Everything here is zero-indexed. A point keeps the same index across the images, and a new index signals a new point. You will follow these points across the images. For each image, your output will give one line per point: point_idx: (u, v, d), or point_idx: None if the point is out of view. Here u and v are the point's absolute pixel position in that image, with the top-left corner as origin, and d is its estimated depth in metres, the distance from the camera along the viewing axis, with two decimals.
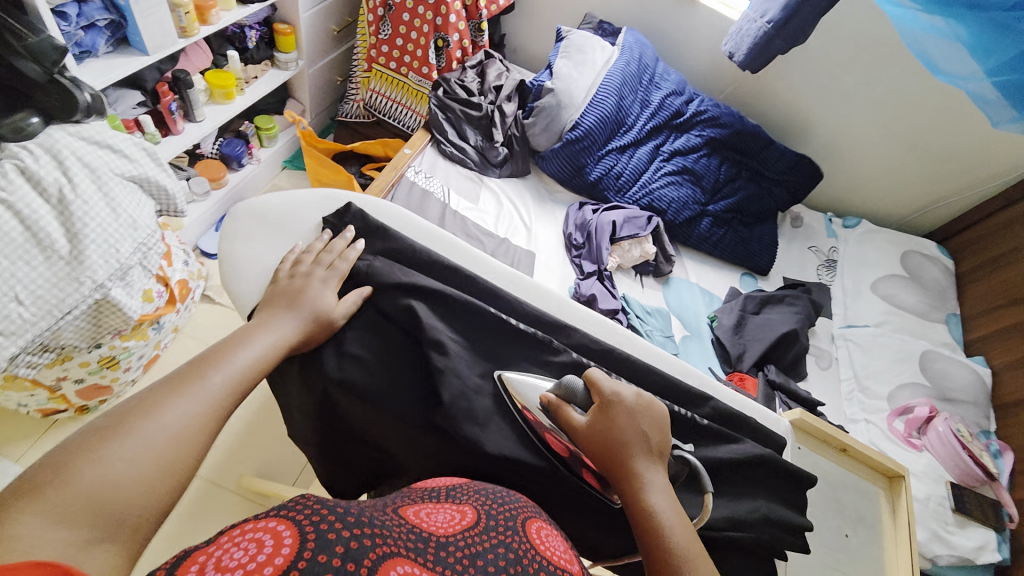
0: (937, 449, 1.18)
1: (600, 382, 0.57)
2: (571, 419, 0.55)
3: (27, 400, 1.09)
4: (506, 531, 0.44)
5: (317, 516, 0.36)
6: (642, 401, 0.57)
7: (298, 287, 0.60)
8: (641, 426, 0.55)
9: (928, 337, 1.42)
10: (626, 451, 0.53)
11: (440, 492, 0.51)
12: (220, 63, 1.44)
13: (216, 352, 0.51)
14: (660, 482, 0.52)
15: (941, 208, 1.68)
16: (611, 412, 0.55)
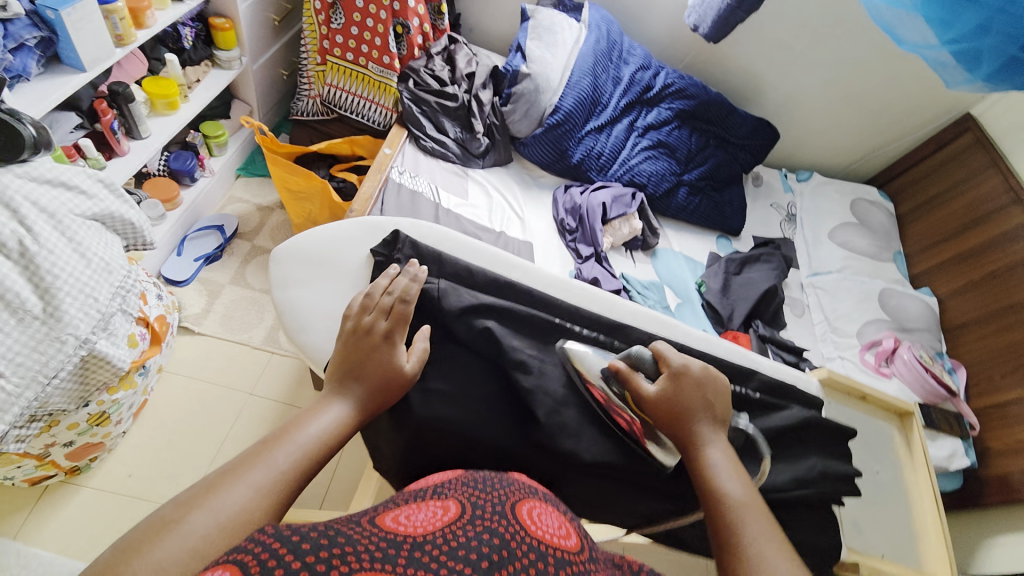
0: (904, 375, 1.35)
1: (669, 355, 0.65)
2: (640, 385, 0.63)
3: (12, 472, 0.97)
4: (493, 518, 0.44)
5: (265, 554, 0.33)
6: (708, 373, 0.64)
7: (365, 348, 0.62)
8: (705, 395, 0.62)
9: (883, 275, 1.58)
10: (690, 412, 0.61)
11: (426, 491, 0.50)
12: (157, 69, 1.30)
13: (281, 433, 0.52)
14: (715, 443, 0.60)
15: (880, 156, 1.84)
16: (677, 379, 0.63)
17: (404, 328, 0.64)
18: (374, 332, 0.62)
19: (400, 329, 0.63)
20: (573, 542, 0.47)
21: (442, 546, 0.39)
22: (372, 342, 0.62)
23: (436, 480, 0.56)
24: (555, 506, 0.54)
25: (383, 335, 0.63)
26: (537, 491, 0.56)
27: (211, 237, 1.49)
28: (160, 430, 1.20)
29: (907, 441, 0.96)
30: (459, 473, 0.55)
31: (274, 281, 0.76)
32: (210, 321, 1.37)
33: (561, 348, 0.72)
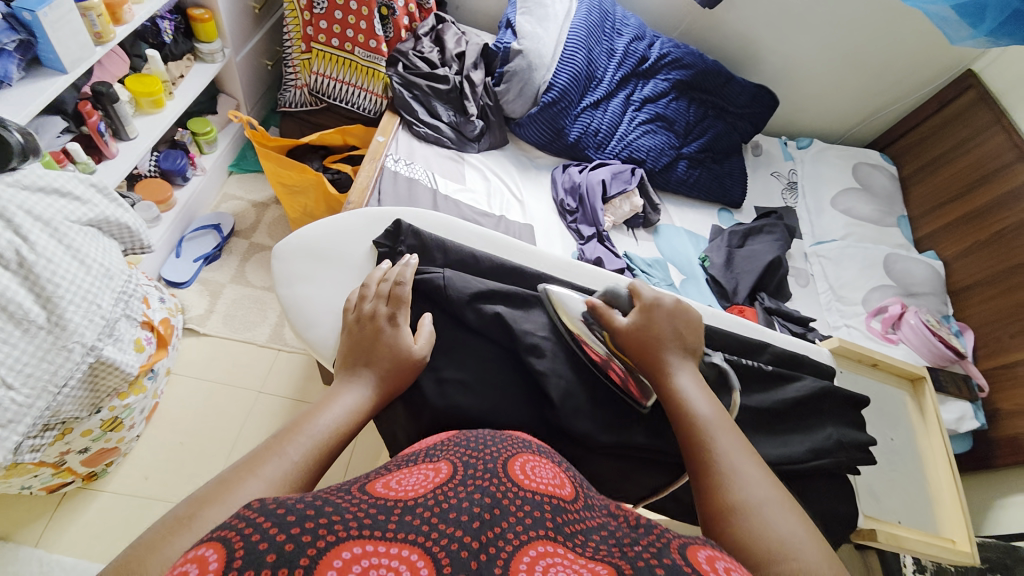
0: (912, 340, 1.35)
1: (642, 290, 0.68)
2: (613, 319, 0.67)
3: (30, 481, 0.97)
4: (484, 476, 0.46)
5: (253, 526, 0.34)
6: (680, 305, 0.67)
7: (369, 335, 0.62)
8: (676, 325, 0.65)
9: (887, 241, 1.56)
10: (660, 340, 0.63)
11: (421, 455, 0.53)
12: (138, 66, 1.26)
13: (293, 426, 0.51)
14: (685, 369, 0.61)
15: (881, 118, 1.80)
16: (649, 312, 0.66)
17: (406, 310, 0.65)
18: (376, 317, 0.64)
19: (402, 311, 0.65)
20: (567, 491, 0.49)
21: (432, 509, 0.40)
22: (375, 328, 0.63)
23: (428, 443, 0.58)
24: (549, 457, 0.56)
25: (386, 320, 0.64)
26: (530, 444, 0.57)
27: (207, 236, 1.48)
28: (173, 431, 1.21)
29: (920, 405, 0.98)
30: (453, 435, 0.57)
31: (278, 279, 0.75)
32: (214, 322, 1.36)
33: (542, 290, 0.75)
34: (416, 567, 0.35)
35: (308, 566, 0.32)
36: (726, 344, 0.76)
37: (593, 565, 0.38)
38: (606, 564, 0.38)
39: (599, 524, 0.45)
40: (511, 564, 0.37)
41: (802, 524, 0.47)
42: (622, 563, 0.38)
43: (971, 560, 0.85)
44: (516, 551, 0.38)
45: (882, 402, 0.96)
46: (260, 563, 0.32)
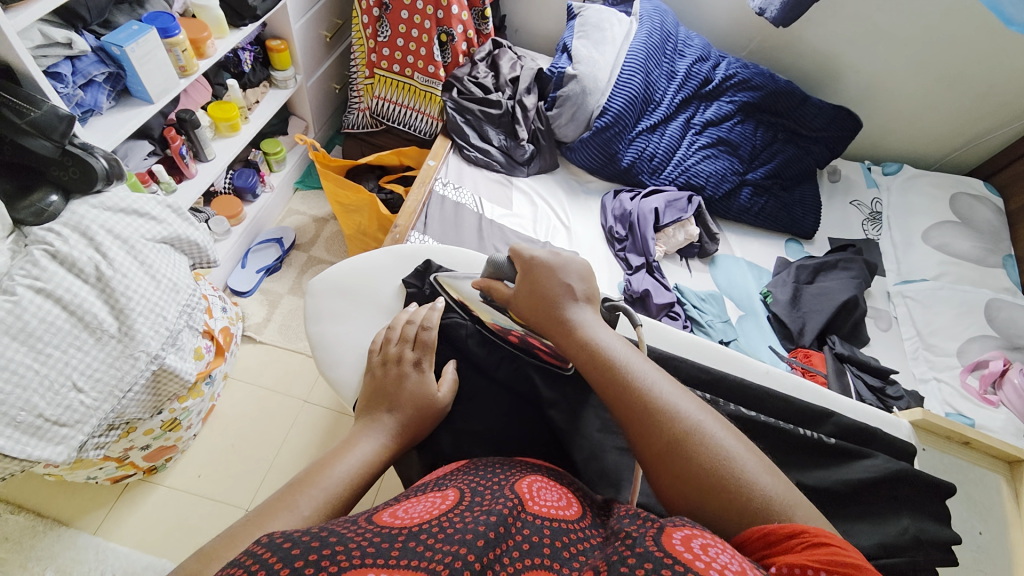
0: (1015, 403, 1.15)
1: (520, 250, 0.67)
2: (502, 291, 0.68)
3: (96, 472, 1.07)
4: (493, 501, 0.42)
5: (251, 562, 0.32)
6: (559, 256, 0.65)
7: (394, 378, 0.63)
8: (562, 280, 0.63)
9: (990, 284, 1.36)
10: (551, 298, 0.62)
11: (430, 484, 0.50)
12: (220, 93, 1.38)
13: (307, 477, 0.49)
14: (588, 319, 0.60)
15: (987, 142, 1.58)
16: (530, 271, 0.65)
17: (432, 354, 0.66)
18: (404, 361, 0.65)
19: (430, 356, 0.66)
20: (572, 511, 0.46)
21: (438, 533, 0.36)
22: (401, 371, 0.64)
23: (440, 472, 0.54)
24: (559, 480, 0.53)
25: (412, 363, 0.64)
26: (539, 469, 0.54)
27: (271, 249, 1.58)
28: (224, 434, 1.28)
29: (1016, 492, 0.83)
30: (462, 465, 0.53)
31: (310, 314, 0.78)
32: (269, 331, 1.44)
33: (431, 280, 0.78)
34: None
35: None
36: (785, 412, 0.70)
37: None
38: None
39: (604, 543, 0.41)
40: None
41: (738, 441, 0.49)
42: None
43: None
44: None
45: (971, 483, 0.82)
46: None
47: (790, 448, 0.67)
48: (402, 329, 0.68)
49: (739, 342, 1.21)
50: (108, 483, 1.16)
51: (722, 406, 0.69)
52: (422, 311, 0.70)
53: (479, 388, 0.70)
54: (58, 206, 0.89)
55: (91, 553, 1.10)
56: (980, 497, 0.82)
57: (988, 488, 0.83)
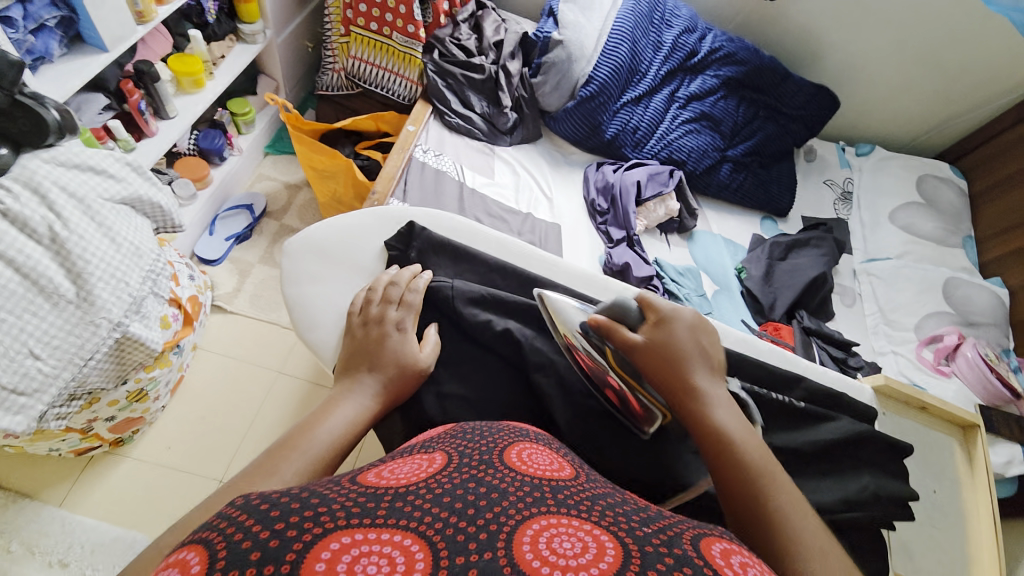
0: (965, 374, 1.23)
1: (656, 303, 0.63)
2: (626, 337, 0.60)
3: (58, 444, 1.03)
4: (481, 465, 0.41)
5: (232, 527, 0.30)
6: (699, 320, 0.63)
7: (375, 341, 0.63)
8: (699, 344, 0.60)
9: (948, 263, 1.42)
10: (690, 361, 0.58)
11: (416, 447, 0.49)
12: (181, 46, 1.29)
13: (287, 442, 0.49)
14: (720, 394, 0.57)
15: (954, 126, 1.64)
16: (666, 327, 0.60)
17: (413, 315, 0.66)
18: (385, 323, 0.64)
19: (411, 318, 0.66)
20: (567, 472, 0.44)
21: (425, 495, 0.36)
22: (383, 333, 0.63)
23: (426, 436, 0.54)
24: (548, 445, 0.50)
25: (394, 325, 0.64)
26: (528, 433, 0.51)
27: (240, 216, 1.51)
28: (194, 405, 1.25)
29: (969, 456, 0.89)
30: (449, 428, 0.53)
31: (287, 277, 0.75)
32: (241, 301, 1.39)
33: (536, 294, 0.67)
34: (412, 555, 0.30)
35: (292, 565, 0.28)
36: (758, 377, 0.73)
37: (599, 536, 0.33)
38: (611, 536, 0.33)
39: (606, 496, 0.40)
40: (513, 539, 0.32)
41: None
42: (628, 538, 0.33)
43: None
44: (517, 526, 0.33)
45: (925, 445, 0.88)
46: (241, 565, 0.28)
47: (763, 411, 0.70)
48: (382, 292, 0.68)
49: (714, 315, 1.25)
50: (71, 456, 1.12)
51: None
52: (403, 276, 0.70)
53: (461, 355, 0.70)
54: (8, 159, 0.79)
55: (55, 527, 1.06)
56: (931, 458, 0.88)
57: (940, 450, 0.89)
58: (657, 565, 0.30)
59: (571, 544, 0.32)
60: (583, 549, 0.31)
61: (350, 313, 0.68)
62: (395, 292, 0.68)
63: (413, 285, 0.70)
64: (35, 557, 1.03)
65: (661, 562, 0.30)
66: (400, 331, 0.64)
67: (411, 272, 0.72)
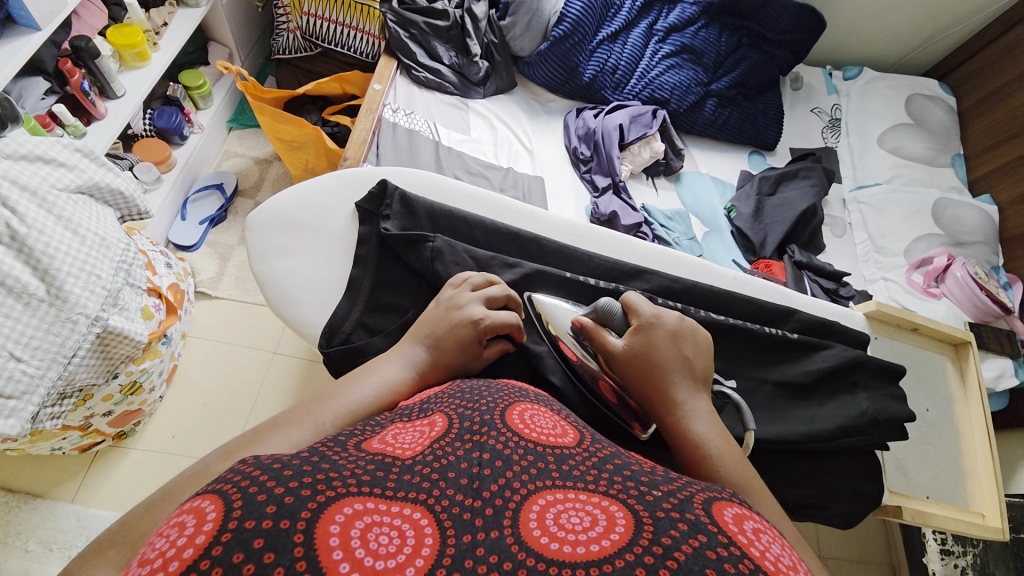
0: (955, 294, 1.24)
1: (639, 306, 0.58)
2: (607, 341, 0.57)
3: (60, 443, 1.02)
4: (482, 428, 0.40)
5: (247, 481, 0.30)
6: (684, 325, 0.58)
7: (448, 328, 0.60)
8: (683, 351, 0.55)
9: (938, 184, 1.40)
10: (669, 371, 0.53)
11: (414, 409, 0.48)
12: (119, 16, 1.19)
13: (333, 394, 0.53)
14: (699, 406, 0.53)
15: (944, 39, 1.57)
16: (648, 333, 0.56)
17: (494, 317, 0.61)
18: (462, 315, 0.61)
19: (490, 319, 0.61)
20: (570, 438, 0.42)
21: (430, 465, 0.35)
22: (453, 324, 0.60)
23: (421, 396, 0.53)
24: (549, 406, 0.49)
25: (468, 318, 0.60)
26: (528, 394, 0.50)
27: (211, 197, 1.45)
28: (193, 393, 1.24)
29: (961, 371, 0.92)
30: (446, 388, 0.52)
31: (256, 253, 0.73)
32: (224, 285, 1.36)
33: (527, 296, 0.69)
34: (422, 531, 0.30)
35: (307, 523, 0.27)
36: (749, 313, 0.73)
37: (608, 507, 0.33)
38: (621, 506, 0.33)
39: (614, 459, 0.39)
40: (521, 514, 0.32)
41: None
42: (639, 505, 0.33)
43: (1002, 535, 0.82)
44: (524, 499, 0.33)
45: (919, 367, 0.89)
46: (257, 518, 0.27)
47: (755, 346, 0.70)
48: (473, 285, 0.65)
49: (704, 258, 1.24)
50: (76, 452, 1.12)
51: (693, 313, 0.70)
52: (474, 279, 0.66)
53: None
54: None
55: (71, 522, 1.08)
56: (924, 379, 0.90)
57: (934, 369, 0.91)
58: (669, 534, 0.30)
59: (581, 518, 0.32)
60: (594, 523, 0.31)
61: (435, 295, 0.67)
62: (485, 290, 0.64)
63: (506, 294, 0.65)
64: (57, 552, 1.05)
65: (673, 529, 0.30)
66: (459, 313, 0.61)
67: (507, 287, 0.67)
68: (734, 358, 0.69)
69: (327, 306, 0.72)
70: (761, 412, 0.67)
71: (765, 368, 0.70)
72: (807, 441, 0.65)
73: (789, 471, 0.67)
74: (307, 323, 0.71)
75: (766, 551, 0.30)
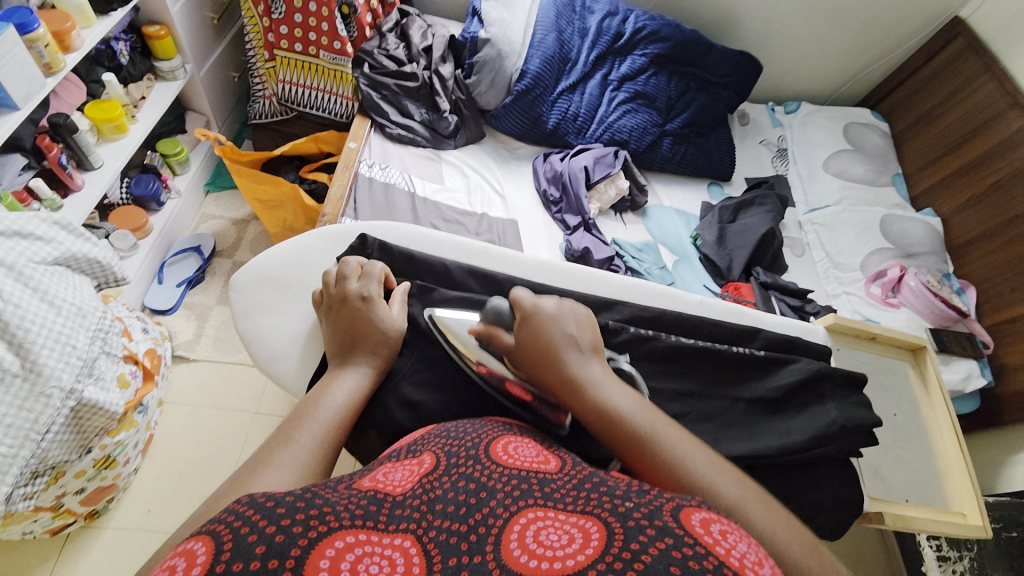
0: (913, 303, 1.32)
1: (520, 299, 0.61)
2: (503, 341, 0.61)
3: (30, 526, 0.97)
4: (468, 462, 0.41)
5: (239, 520, 0.30)
6: (564, 307, 0.60)
7: (349, 317, 0.64)
8: (566, 329, 0.57)
9: (882, 202, 1.51)
10: (556, 351, 0.55)
11: (401, 451, 0.49)
12: (97, 92, 1.24)
13: (298, 413, 0.53)
14: (594, 374, 0.54)
15: (869, 74, 1.75)
16: (532, 323, 0.58)
17: (376, 282, 0.67)
18: (350, 297, 0.65)
19: (374, 284, 0.67)
20: (553, 464, 0.43)
21: (421, 498, 0.37)
22: (351, 309, 0.64)
23: (407, 440, 0.54)
24: (533, 437, 0.50)
25: (358, 297, 0.65)
26: (511, 427, 0.52)
27: (189, 259, 1.46)
28: (172, 461, 1.20)
29: (921, 373, 0.97)
30: (432, 428, 0.53)
31: (238, 311, 0.74)
32: (203, 346, 1.35)
33: (426, 316, 0.69)
34: (410, 558, 0.32)
35: (297, 560, 0.29)
36: (718, 335, 0.77)
37: (583, 524, 0.34)
38: (596, 521, 0.34)
39: (591, 477, 0.40)
40: (503, 536, 0.33)
41: None
42: (611, 517, 0.34)
43: (983, 531, 0.84)
44: (506, 523, 0.34)
45: (884, 373, 0.94)
46: (245, 559, 0.28)
47: (727, 366, 0.74)
48: (337, 273, 0.68)
49: (676, 285, 1.29)
50: (45, 536, 1.05)
51: (666, 339, 0.73)
52: (350, 265, 0.68)
53: (431, 361, 0.69)
54: None
55: None
56: (890, 385, 0.94)
57: (897, 375, 0.95)
58: (638, 540, 0.31)
59: (558, 536, 0.33)
60: (570, 541, 0.32)
61: (318, 303, 0.69)
62: (351, 268, 0.68)
63: (369, 263, 0.71)
64: None
65: (642, 535, 0.31)
66: (359, 299, 0.65)
67: (362, 260, 0.72)
68: (708, 379, 0.73)
69: (311, 357, 0.72)
70: (738, 430, 0.70)
71: (739, 387, 0.73)
72: (785, 454, 0.68)
73: (773, 485, 0.69)
74: (289, 379, 0.71)
75: (733, 549, 0.31)
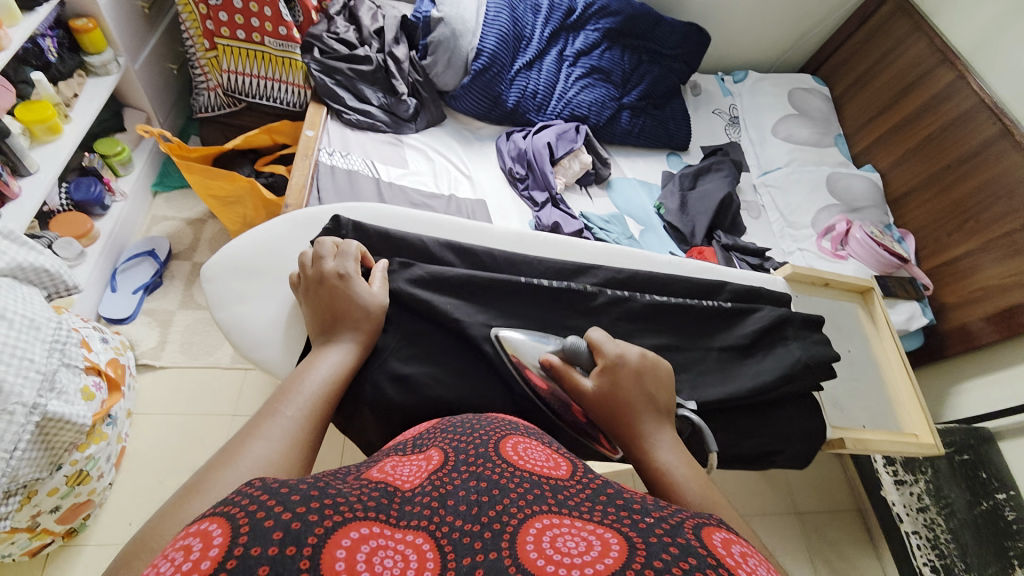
0: (859, 253, 1.41)
1: (603, 346, 0.60)
2: (577, 382, 0.59)
3: (6, 550, 0.92)
4: (478, 460, 0.42)
5: (255, 505, 0.31)
6: (647, 360, 0.60)
7: (328, 296, 0.63)
8: (647, 388, 0.58)
9: (828, 161, 1.61)
10: (635, 409, 0.56)
11: (407, 445, 0.50)
12: (26, 93, 1.13)
13: (283, 389, 0.53)
14: (665, 438, 0.55)
15: (808, 41, 1.84)
16: (615, 374, 0.58)
17: (353, 260, 0.66)
18: (327, 277, 0.64)
19: (351, 262, 0.66)
20: (564, 471, 0.43)
21: (432, 493, 0.38)
22: (329, 288, 0.63)
23: (413, 432, 0.55)
24: (540, 439, 0.50)
25: (335, 275, 0.64)
26: (520, 427, 0.52)
27: (144, 264, 1.38)
28: (150, 472, 1.16)
29: (870, 313, 1.05)
30: (437, 423, 0.54)
31: (212, 303, 0.72)
32: (170, 352, 1.29)
33: (494, 335, 0.68)
34: (422, 553, 0.32)
35: (313, 550, 0.29)
36: (689, 291, 0.81)
37: (602, 534, 0.34)
38: (616, 533, 0.34)
39: (606, 488, 0.40)
40: (518, 538, 0.33)
41: None
42: (632, 532, 0.34)
43: (934, 448, 0.92)
44: (522, 524, 0.35)
45: (838, 317, 1.02)
46: (263, 543, 0.28)
47: (698, 319, 0.78)
48: (312, 254, 0.67)
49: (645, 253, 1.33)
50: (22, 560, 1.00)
51: (641, 299, 0.76)
52: (325, 245, 0.67)
53: (416, 337, 0.70)
54: None
55: None
56: (844, 327, 1.02)
57: (849, 317, 1.03)
58: (661, 556, 0.31)
59: (576, 543, 0.33)
60: (588, 548, 0.33)
61: (295, 286, 0.68)
62: (327, 249, 0.67)
63: (344, 243, 0.70)
64: None
65: (665, 552, 0.32)
66: (337, 277, 0.64)
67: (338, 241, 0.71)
68: (683, 333, 0.77)
69: (293, 343, 0.71)
70: (713, 376, 0.74)
71: (711, 338, 0.77)
72: (757, 394, 0.73)
73: (748, 425, 0.74)
74: (272, 369, 0.70)
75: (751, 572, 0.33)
